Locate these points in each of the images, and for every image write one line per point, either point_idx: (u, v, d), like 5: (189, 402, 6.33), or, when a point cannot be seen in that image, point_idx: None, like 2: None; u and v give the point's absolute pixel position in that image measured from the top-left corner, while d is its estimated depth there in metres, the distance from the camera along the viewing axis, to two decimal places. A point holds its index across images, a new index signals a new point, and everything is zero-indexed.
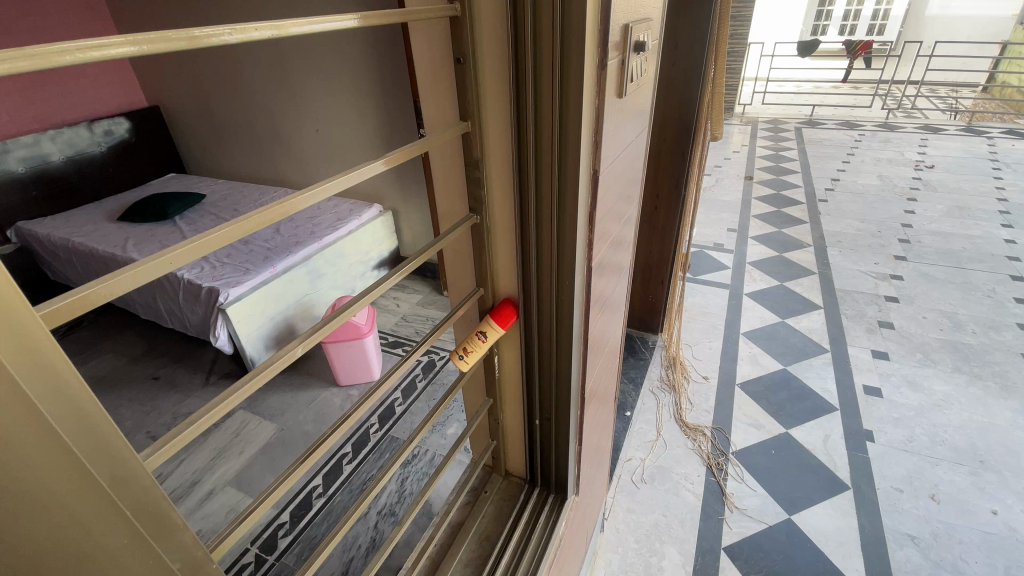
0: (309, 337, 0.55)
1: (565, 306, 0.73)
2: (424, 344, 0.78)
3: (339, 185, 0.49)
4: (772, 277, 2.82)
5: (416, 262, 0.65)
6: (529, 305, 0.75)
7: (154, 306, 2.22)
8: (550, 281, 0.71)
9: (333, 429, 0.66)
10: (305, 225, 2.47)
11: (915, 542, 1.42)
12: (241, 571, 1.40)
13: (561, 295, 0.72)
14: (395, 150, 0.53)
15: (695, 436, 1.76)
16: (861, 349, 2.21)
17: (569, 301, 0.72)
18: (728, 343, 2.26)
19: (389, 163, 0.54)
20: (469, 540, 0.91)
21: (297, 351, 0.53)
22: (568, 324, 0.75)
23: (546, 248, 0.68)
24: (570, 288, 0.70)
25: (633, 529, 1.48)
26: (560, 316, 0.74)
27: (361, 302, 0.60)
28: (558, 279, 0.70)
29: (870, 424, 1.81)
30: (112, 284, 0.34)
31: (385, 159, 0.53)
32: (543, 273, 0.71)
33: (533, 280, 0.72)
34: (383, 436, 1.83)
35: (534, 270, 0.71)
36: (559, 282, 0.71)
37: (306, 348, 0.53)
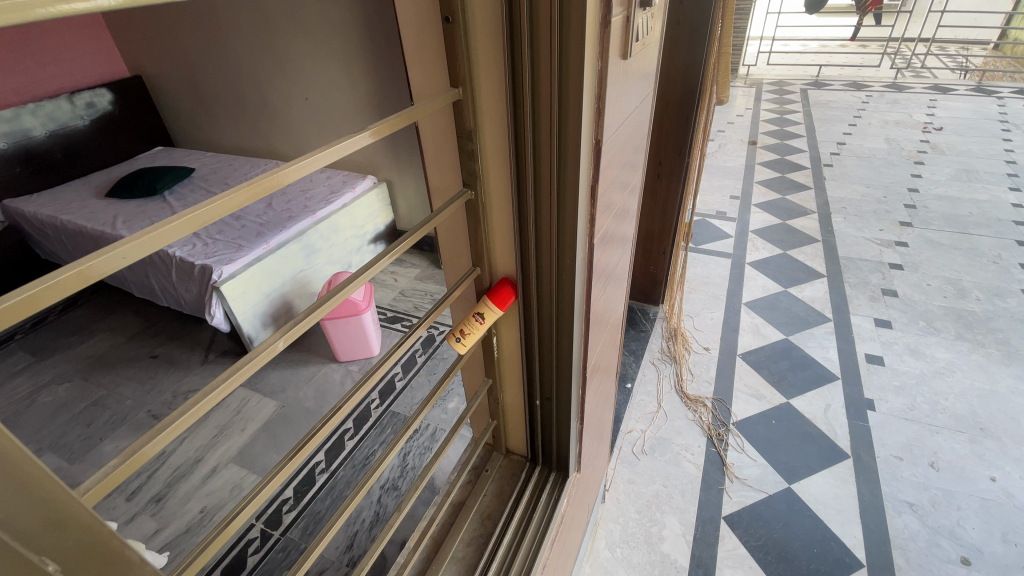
0: (292, 331, 0.49)
1: (565, 284, 0.70)
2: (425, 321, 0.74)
3: (329, 157, 0.45)
4: (774, 245, 2.78)
5: (411, 240, 0.61)
6: (529, 285, 0.72)
7: (148, 286, 2.20)
8: (550, 259, 0.68)
9: (323, 420, 0.64)
10: (298, 199, 2.41)
11: (913, 509, 1.43)
12: (248, 546, 1.42)
13: (561, 274, 0.69)
14: (383, 121, 0.49)
15: (695, 407, 1.76)
16: (864, 317, 2.19)
17: (569, 281, 0.69)
18: (730, 313, 2.24)
19: (377, 135, 0.49)
20: (471, 520, 0.91)
21: (279, 344, 0.47)
22: (570, 304, 0.72)
23: (546, 226, 0.64)
24: (570, 268, 0.67)
25: (634, 500, 1.49)
26: (561, 297, 0.72)
27: (357, 281, 0.56)
28: (559, 258, 0.67)
29: (871, 393, 1.81)
30: (91, 266, 0.31)
31: (372, 131, 0.48)
32: (542, 251, 0.67)
33: (531, 259, 0.68)
34: (384, 412, 1.83)
35: (534, 249, 0.67)
36: (559, 261, 0.67)
37: (288, 341, 0.48)
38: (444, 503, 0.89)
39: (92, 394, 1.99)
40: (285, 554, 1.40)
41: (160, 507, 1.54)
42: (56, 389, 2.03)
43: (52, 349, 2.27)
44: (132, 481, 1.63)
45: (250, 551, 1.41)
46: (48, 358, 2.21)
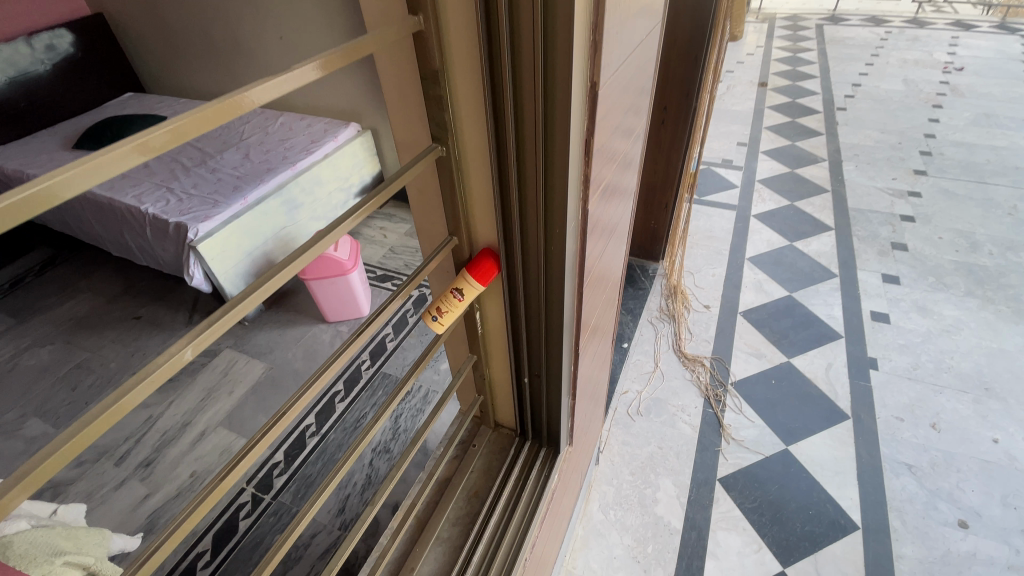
0: (204, 333, 0.34)
1: (557, 254, 0.60)
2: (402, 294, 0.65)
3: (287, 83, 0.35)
4: (782, 196, 2.65)
5: (375, 199, 0.49)
6: (513, 258, 0.63)
7: (125, 244, 2.11)
8: (540, 226, 0.58)
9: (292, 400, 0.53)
10: (276, 149, 2.26)
11: (912, 471, 1.41)
12: (239, 510, 1.41)
13: (551, 242, 0.60)
14: (330, 52, 0.38)
15: (693, 366, 1.72)
16: (871, 273, 2.11)
17: (561, 250, 0.60)
18: (733, 268, 2.15)
19: (324, 69, 0.38)
20: (458, 498, 0.86)
21: (186, 353, 0.34)
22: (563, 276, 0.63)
23: (531, 194, 0.55)
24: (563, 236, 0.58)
25: (628, 461, 1.47)
26: (549, 270, 0.63)
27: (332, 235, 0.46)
28: (549, 224, 0.58)
29: (875, 351, 1.76)
30: (34, 198, 0.25)
31: (318, 63, 0.37)
32: (528, 217, 0.58)
33: (516, 229, 0.59)
34: (375, 374, 1.78)
35: (521, 214, 0.58)
36: (548, 231, 0.58)
37: (201, 348, 0.34)
38: (430, 480, 0.84)
39: (75, 357, 1.94)
40: (277, 518, 1.39)
41: (150, 472, 1.52)
42: (39, 352, 1.98)
43: (32, 311, 2.20)
44: (120, 445, 1.60)
45: (242, 516, 1.40)
46: (29, 321, 2.15)
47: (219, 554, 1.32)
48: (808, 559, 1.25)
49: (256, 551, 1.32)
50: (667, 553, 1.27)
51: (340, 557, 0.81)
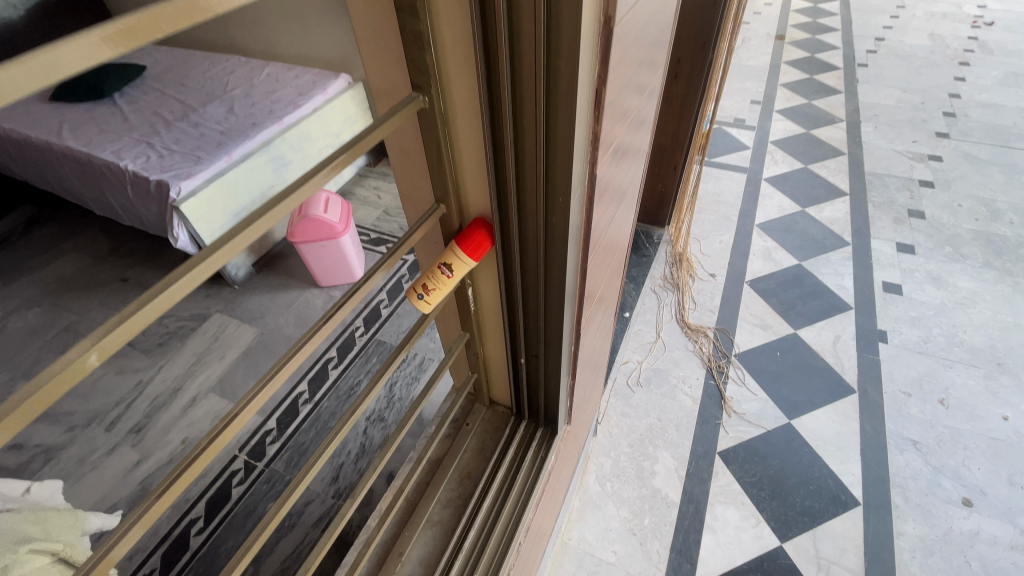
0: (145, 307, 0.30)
1: (558, 225, 0.53)
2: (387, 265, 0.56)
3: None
4: (795, 159, 2.53)
5: (344, 157, 0.41)
6: (508, 229, 0.56)
7: (108, 203, 2.02)
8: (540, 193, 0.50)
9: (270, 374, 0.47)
10: (263, 102, 2.13)
11: (917, 447, 1.39)
12: (232, 478, 1.39)
13: (551, 212, 0.52)
14: None
15: (696, 337, 1.66)
16: (885, 242, 2.03)
17: (563, 222, 0.52)
18: (741, 235, 2.06)
19: None
20: (449, 479, 0.82)
21: (90, 359, 0.28)
22: (566, 251, 0.55)
23: (530, 157, 0.47)
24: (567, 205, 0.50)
25: (627, 433, 1.44)
26: (549, 244, 0.55)
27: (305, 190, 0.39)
28: (550, 190, 0.49)
29: (885, 324, 1.71)
30: None
31: None
32: (526, 182, 0.50)
33: (512, 199, 0.52)
34: (370, 340, 1.73)
35: (518, 177, 0.50)
36: (548, 201, 0.51)
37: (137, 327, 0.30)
38: (422, 462, 0.79)
39: (63, 320, 1.89)
40: (270, 486, 1.37)
41: (140, 438, 1.50)
42: (25, 315, 1.93)
43: (16, 272, 2.13)
44: (110, 410, 1.57)
45: (234, 483, 1.38)
46: (14, 282, 2.08)
47: (212, 521, 1.31)
48: (806, 534, 1.23)
49: (249, 518, 1.31)
50: (664, 526, 1.26)
51: (326, 539, 0.77)
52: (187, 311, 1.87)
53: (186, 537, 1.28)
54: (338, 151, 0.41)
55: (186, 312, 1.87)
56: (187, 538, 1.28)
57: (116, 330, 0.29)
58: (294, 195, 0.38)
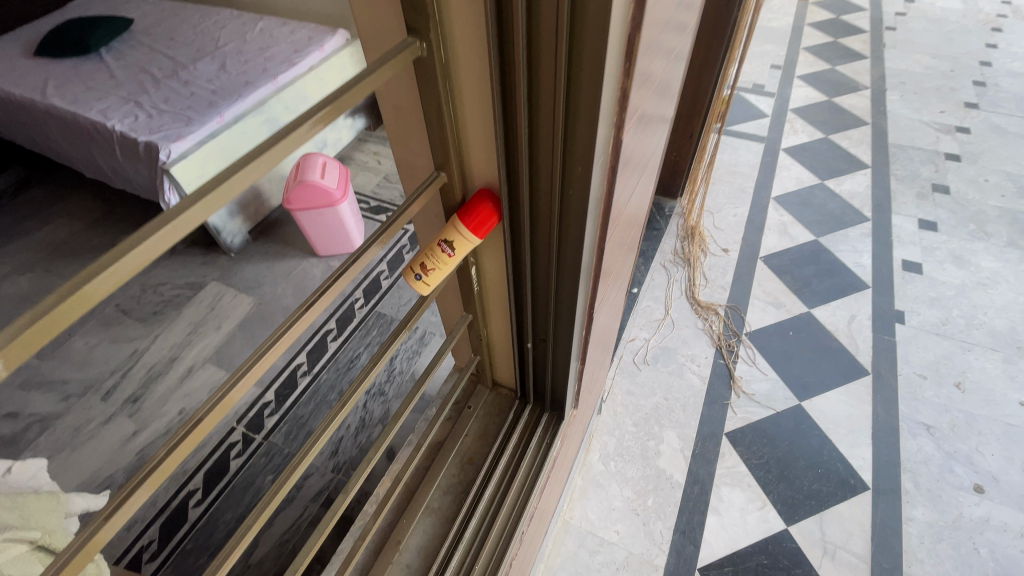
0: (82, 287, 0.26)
1: (577, 198, 0.46)
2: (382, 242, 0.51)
3: None
4: (816, 128, 2.41)
5: (328, 112, 0.35)
6: (518, 203, 0.50)
7: (98, 164, 1.95)
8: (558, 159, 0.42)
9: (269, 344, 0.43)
10: (256, 59, 2.01)
11: (930, 432, 1.36)
12: (230, 450, 1.37)
13: (569, 182, 0.45)
14: None
15: (706, 315, 1.61)
16: (907, 218, 1.95)
17: (582, 194, 0.45)
18: (757, 208, 1.97)
19: None
20: (450, 464, 0.79)
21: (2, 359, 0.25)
22: (584, 228, 0.48)
23: (546, 121, 0.40)
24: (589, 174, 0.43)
25: (632, 412, 1.40)
26: (564, 222, 0.49)
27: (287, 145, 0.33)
28: (569, 156, 0.42)
29: (902, 305, 1.65)
30: None
31: None
32: (540, 146, 0.43)
33: (522, 169, 0.45)
34: (370, 313, 1.68)
35: (531, 140, 0.43)
36: (565, 172, 0.44)
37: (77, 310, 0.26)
38: (422, 449, 0.75)
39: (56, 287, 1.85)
40: (268, 459, 1.36)
41: (137, 408, 1.47)
42: (18, 280, 1.88)
43: (8, 235, 2.07)
44: (106, 379, 1.54)
45: (232, 455, 1.36)
46: (5, 246, 2.03)
47: (210, 494, 1.29)
48: (813, 518, 1.21)
49: (248, 491, 1.30)
50: (668, 507, 1.24)
51: (323, 526, 0.73)
52: (182, 280, 1.82)
53: (185, 508, 1.27)
54: (318, 105, 0.35)
55: (182, 280, 1.82)
56: (185, 509, 1.27)
57: (35, 323, 0.25)
58: (268, 154, 0.33)
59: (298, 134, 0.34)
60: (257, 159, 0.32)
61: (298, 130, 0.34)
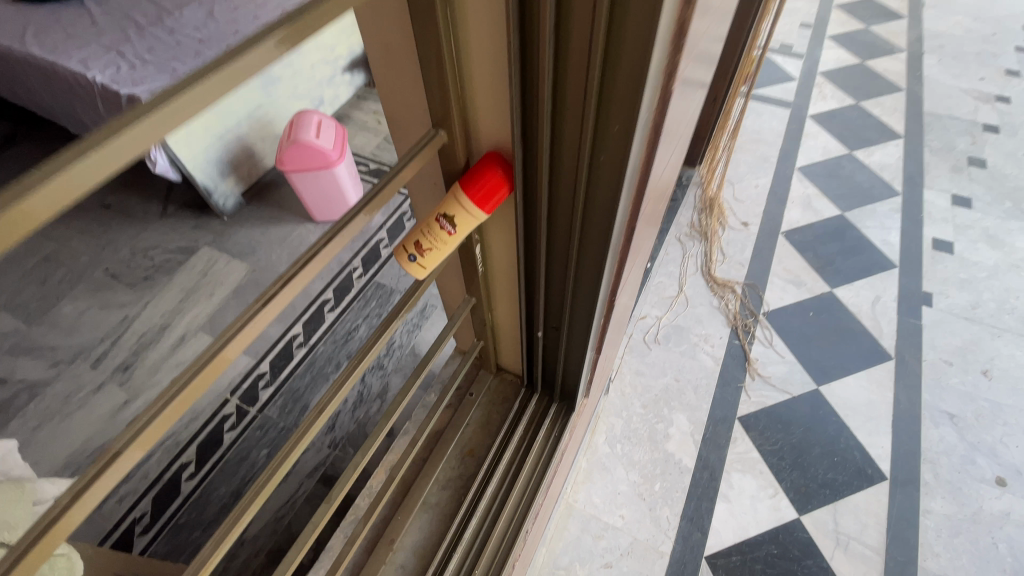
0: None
1: (609, 165, 0.37)
2: (370, 212, 0.43)
3: None
4: (846, 94, 2.25)
5: (287, 33, 0.30)
6: (534, 170, 0.41)
7: (82, 119, 1.84)
8: (590, 114, 0.34)
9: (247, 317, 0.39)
10: (246, 5, 1.86)
11: (953, 421, 1.30)
12: (223, 423, 1.32)
13: (600, 146, 0.36)
14: None
15: (722, 293, 1.52)
16: (939, 194, 1.83)
17: (617, 161, 0.36)
18: (780, 180, 1.86)
19: None
20: (450, 456, 0.74)
21: None
22: (615, 203, 0.40)
23: (577, 64, 0.32)
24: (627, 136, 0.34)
25: (641, 393, 1.34)
26: (591, 197, 0.41)
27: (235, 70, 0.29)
28: (604, 111, 0.34)
29: (931, 286, 1.56)
30: None
31: None
32: (567, 96, 0.34)
33: (544, 127, 0.37)
34: (368, 283, 1.60)
35: (556, 87, 0.34)
36: (597, 134, 0.35)
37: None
38: (418, 446, 0.71)
39: (43, 249, 1.77)
40: (263, 433, 1.31)
41: (128, 376, 1.43)
42: None
43: None
44: (95, 346, 1.49)
45: (226, 428, 1.32)
46: None
47: (203, 467, 1.26)
48: (826, 508, 1.16)
49: (242, 465, 1.26)
50: (675, 492, 1.19)
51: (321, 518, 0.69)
52: (174, 244, 1.74)
53: (177, 482, 1.23)
54: (279, 23, 0.30)
55: (173, 244, 1.74)
56: (178, 482, 1.23)
57: None
58: (217, 79, 0.28)
59: (252, 59, 0.29)
60: (202, 85, 0.28)
61: (255, 52, 0.29)
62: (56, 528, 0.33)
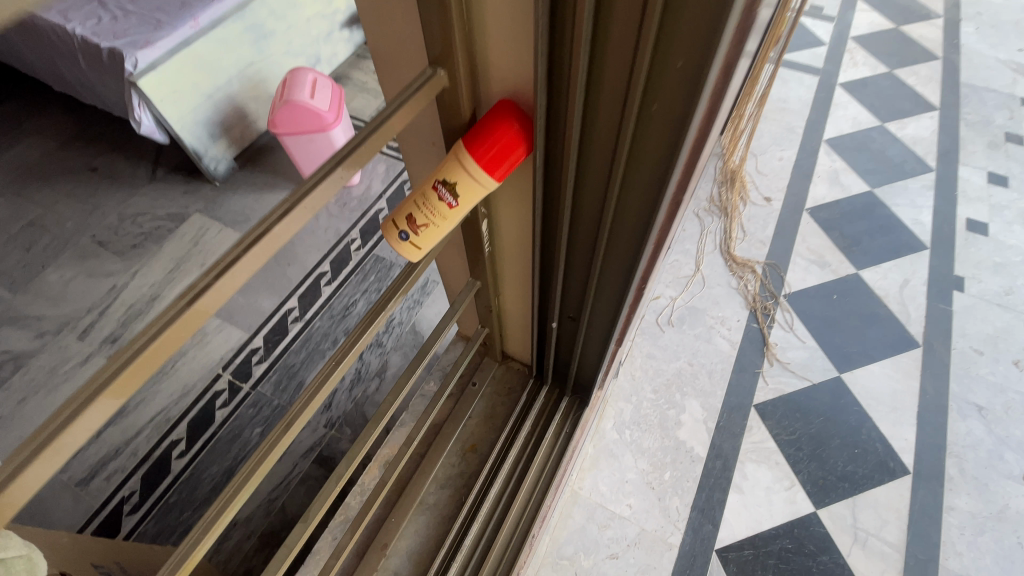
0: None
1: (654, 143, 0.35)
2: (358, 163, 0.40)
3: None
4: (878, 61, 2.10)
5: None
6: (562, 141, 0.38)
7: (63, 73, 1.70)
8: (641, 87, 0.31)
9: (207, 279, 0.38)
10: None
11: (981, 414, 1.23)
12: (215, 399, 1.27)
13: (649, 120, 0.33)
14: None
15: (741, 272, 1.44)
16: (975, 171, 1.71)
17: (666, 139, 0.34)
18: (806, 152, 1.74)
19: None
20: (450, 454, 0.79)
21: None
22: (658, 186, 0.37)
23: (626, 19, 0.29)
24: (682, 114, 0.31)
25: (652, 377, 1.27)
26: (626, 175, 0.38)
27: None
28: (657, 83, 0.31)
29: (962, 270, 1.47)
30: None
31: None
32: (613, 62, 0.31)
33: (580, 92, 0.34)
34: (367, 256, 1.52)
35: (604, 50, 0.31)
36: (644, 106, 0.32)
37: None
38: (415, 445, 0.65)
39: (27, 214, 1.69)
40: (257, 411, 1.26)
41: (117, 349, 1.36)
42: None
43: None
44: (83, 317, 1.43)
45: (218, 405, 1.26)
46: None
47: (194, 445, 1.21)
48: (844, 502, 1.11)
49: (234, 444, 1.21)
50: (686, 482, 1.13)
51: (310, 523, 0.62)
52: (163, 210, 1.66)
53: (167, 460, 1.19)
54: None
55: (163, 211, 1.66)
56: (168, 460, 1.19)
57: None
58: None
59: None
60: None
61: None
62: (9, 490, 0.33)
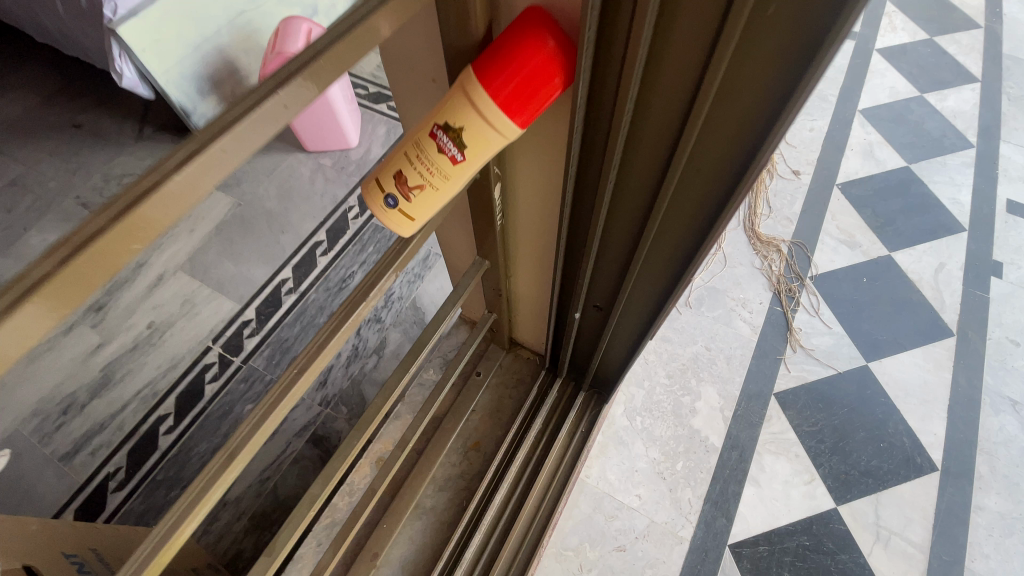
0: None
1: (731, 117, 0.33)
2: (315, 82, 0.30)
3: None
4: (919, 26, 1.93)
5: None
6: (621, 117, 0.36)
7: (41, 21, 1.58)
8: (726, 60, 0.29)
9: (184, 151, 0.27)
10: None
11: (1016, 409, 1.15)
12: (205, 372, 1.21)
13: (723, 107, 0.33)
14: None
15: (765, 252, 1.34)
16: (1019, 148, 1.59)
17: (741, 131, 0.33)
18: (838, 124, 1.61)
19: None
20: (454, 451, 0.81)
21: None
22: (723, 176, 0.37)
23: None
24: (770, 89, 0.30)
25: (667, 361, 1.19)
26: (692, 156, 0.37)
27: None
28: (743, 56, 0.29)
29: (1002, 255, 1.37)
30: None
31: None
32: (690, 44, 0.30)
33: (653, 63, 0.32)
34: (366, 225, 1.43)
35: (680, 18, 0.29)
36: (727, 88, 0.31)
37: None
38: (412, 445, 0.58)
39: (8, 173, 1.59)
40: (248, 386, 1.20)
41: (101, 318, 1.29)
42: None
43: None
44: None
45: (208, 379, 1.20)
46: None
47: (183, 421, 1.15)
48: (866, 498, 1.05)
49: (225, 420, 1.15)
50: (699, 473, 1.07)
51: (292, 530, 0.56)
52: None
53: (155, 435, 1.13)
54: None
55: None
56: (156, 436, 1.13)
57: None
58: None
59: None
60: None
61: None
62: None
